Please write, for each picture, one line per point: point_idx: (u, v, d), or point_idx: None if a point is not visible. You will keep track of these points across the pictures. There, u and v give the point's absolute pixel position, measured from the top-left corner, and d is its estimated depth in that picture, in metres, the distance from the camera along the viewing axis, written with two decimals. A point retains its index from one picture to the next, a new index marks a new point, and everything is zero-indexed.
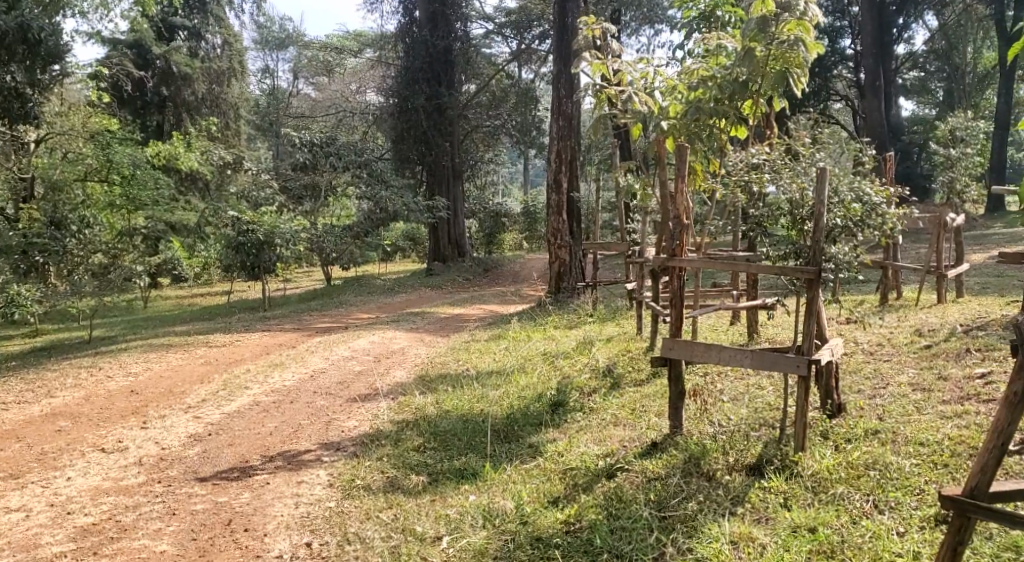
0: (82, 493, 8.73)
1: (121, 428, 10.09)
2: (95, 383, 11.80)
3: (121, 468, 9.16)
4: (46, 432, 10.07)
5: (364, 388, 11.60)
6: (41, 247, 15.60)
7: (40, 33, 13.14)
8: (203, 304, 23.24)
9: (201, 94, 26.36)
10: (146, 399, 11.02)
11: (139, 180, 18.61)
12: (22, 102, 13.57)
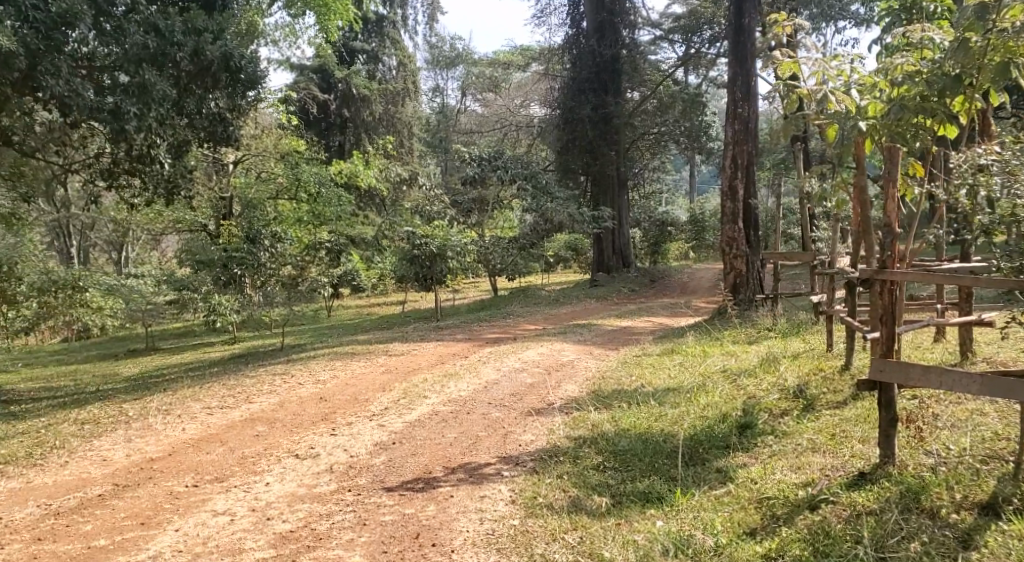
0: (279, 499, 9.19)
1: (313, 433, 10.71)
2: (288, 390, 12.58)
3: (314, 474, 9.62)
4: (246, 436, 10.77)
5: (536, 401, 11.55)
6: (239, 261, 16.51)
7: (241, 61, 13.51)
8: (380, 313, 23.79)
9: (378, 114, 27.94)
10: (334, 406, 11.70)
11: (324, 199, 21.03)
12: (225, 126, 13.89)
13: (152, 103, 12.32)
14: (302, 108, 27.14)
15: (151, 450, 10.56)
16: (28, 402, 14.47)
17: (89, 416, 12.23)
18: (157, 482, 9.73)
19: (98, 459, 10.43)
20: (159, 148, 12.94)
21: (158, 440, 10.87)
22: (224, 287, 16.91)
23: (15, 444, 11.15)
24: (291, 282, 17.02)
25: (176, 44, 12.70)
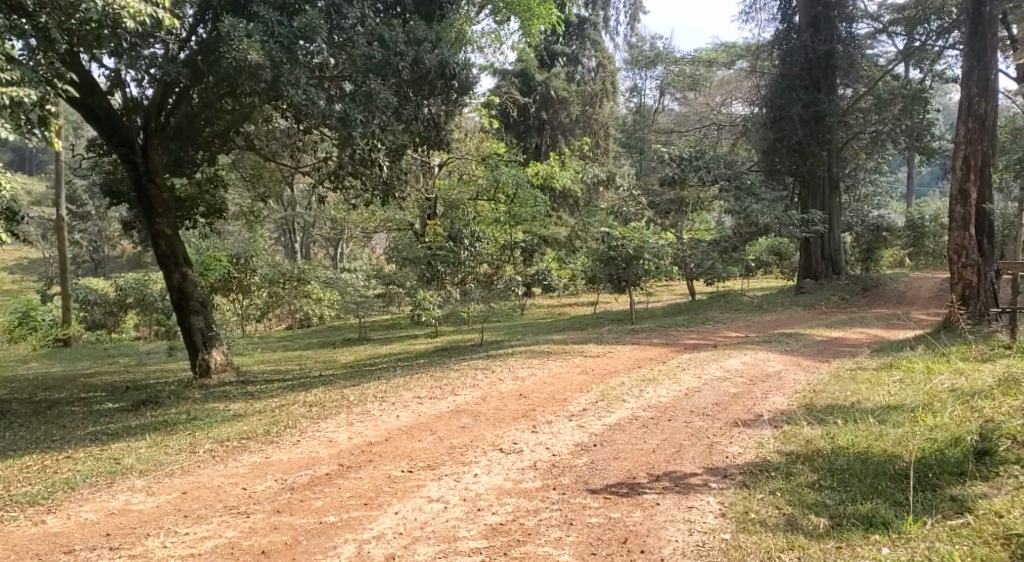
0: (488, 490, 10.55)
1: (516, 430, 12.20)
2: (491, 386, 14.58)
3: (519, 468, 11.02)
4: (454, 427, 12.44)
5: (742, 411, 12.14)
6: (441, 258, 18.25)
7: (456, 68, 15.37)
8: (572, 313, 23.97)
9: (576, 115, 28.01)
10: (537, 405, 13.28)
11: (520, 199, 23.22)
12: (437, 130, 15.70)
13: (377, 111, 14.36)
14: (502, 112, 27.70)
15: (369, 434, 12.29)
16: (261, 381, 16.02)
17: (316, 401, 14.20)
18: (377, 465, 11.32)
19: (325, 440, 12.16)
20: (378, 151, 15.03)
21: (376, 425, 12.68)
22: (426, 284, 18.48)
23: (255, 422, 13.03)
24: (487, 280, 18.44)
25: (399, 54, 14.62)
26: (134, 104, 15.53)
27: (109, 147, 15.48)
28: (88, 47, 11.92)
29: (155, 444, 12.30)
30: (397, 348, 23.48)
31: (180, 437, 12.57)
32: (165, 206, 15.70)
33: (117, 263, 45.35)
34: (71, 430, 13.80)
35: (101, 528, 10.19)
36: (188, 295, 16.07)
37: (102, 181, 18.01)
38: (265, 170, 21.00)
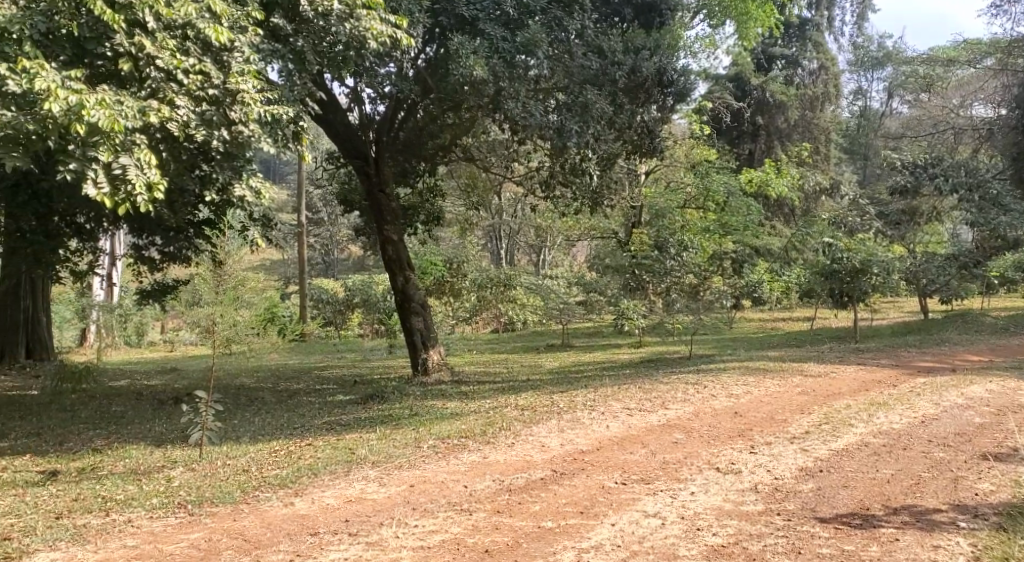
0: (707, 510, 9.98)
1: (732, 449, 11.65)
2: (702, 401, 14.07)
3: (738, 491, 10.39)
4: (667, 441, 12.02)
5: (989, 443, 11.31)
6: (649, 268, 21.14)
7: (673, 75, 15.82)
8: (787, 328, 22.98)
9: (794, 120, 27.00)
10: (752, 424, 12.65)
11: (732, 207, 23.56)
12: (652, 138, 16.16)
13: (592, 122, 14.66)
14: (715, 117, 27.06)
15: (581, 443, 12.04)
16: (474, 383, 16.81)
17: (528, 404, 14.50)
18: (590, 474, 10.97)
19: (538, 445, 12.03)
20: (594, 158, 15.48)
21: (587, 434, 12.45)
22: (631, 292, 22.48)
23: (472, 422, 13.31)
24: (692, 290, 20.87)
25: (617, 63, 15.29)
26: (368, 120, 16.92)
27: (346, 161, 16.88)
28: (335, 67, 12.37)
29: (383, 437, 12.68)
30: (599, 357, 23.02)
31: (406, 431, 12.93)
32: (394, 213, 17.01)
33: (344, 266, 47.02)
34: (309, 419, 14.50)
35: (341, 513, 10.09)
36: (411, 297, 17.19)
37: (338, 192, 19.80)
38: (480, 181, 22.21)
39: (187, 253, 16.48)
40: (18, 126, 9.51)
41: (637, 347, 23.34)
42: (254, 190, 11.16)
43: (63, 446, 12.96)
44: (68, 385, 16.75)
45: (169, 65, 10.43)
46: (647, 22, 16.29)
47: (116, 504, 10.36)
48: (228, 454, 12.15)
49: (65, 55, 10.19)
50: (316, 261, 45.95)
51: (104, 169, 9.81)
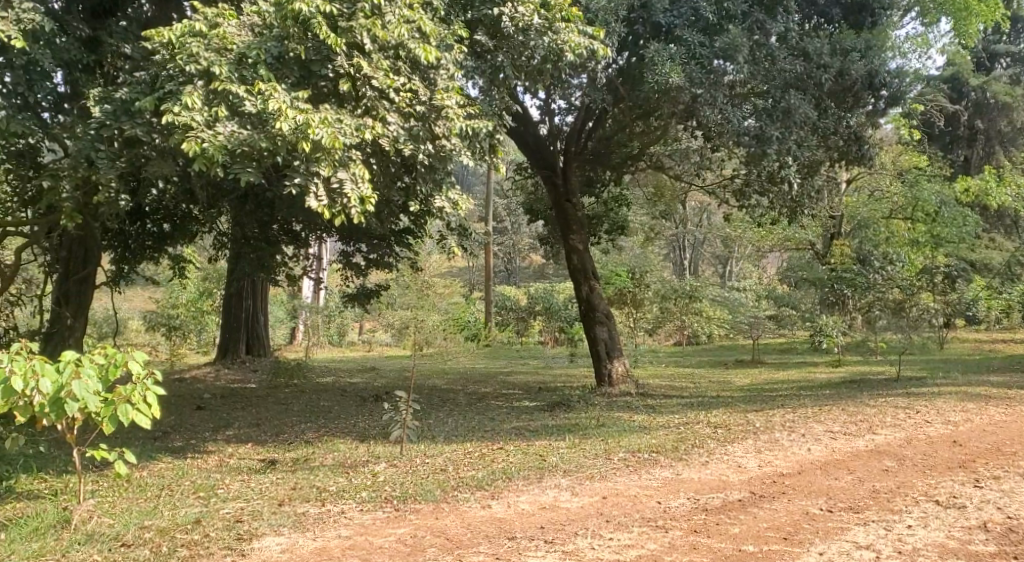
0: (928, 547, 8.85)
1: (952, 480, 10.41)
2: (915, 427, 12.75)
3: (965, 528, 9.19)
4: (875, 469, 10.86)
5: None
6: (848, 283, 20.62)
7: (886, 78, 14.19)
8: (1004, 351, 21.13)
9: (1018, 124, 25.10)
10: (976, 455, 11.32)
11: (945, 219, 21.52)
12: (859, 145, 14.80)
13: (794, 127, 13.57)
14: (930, 121, 25.49)
15: (781, 465, 11.01)
16: (662, 397, 15.91)
17: (721, 422, 13.52)
18: (791, 499, 9.95)
19: (734, 465, 11.05)
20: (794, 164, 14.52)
21: (786, 456, 11.42)
22: (829, 307, 21.84)
23: (662, 438, 12.41)
24: (898, 306, 19.26)
25: (824, 66, 13.91)
26: (557, 131, 16.51)
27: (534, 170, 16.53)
28: (534, 78, 11.99)
29: (574, 446, 11.98)
30: (795, 375, 21.68)
31: (595, 442, 12.21)
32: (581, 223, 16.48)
33: (524, 274, 46.80)
34: (500, 422, 14.01)
35: (536, 520, 9.45)
36: (595, 307, 16.52)
37: (526, 201, 19.33)
38: (669, 190, 21.19)
39: (390, 260, 16.22)
40: (253, 143, 9.44)
41: (836, 367, 21.90)
42: (452, 202, 10.70)
43: (280, 436, 12.76)
44: (282, 379, 17.04)
45: (383, 85, 10.09)
46: (858, 22, 14.82)
47: (330, 496, 9.95)
48: (425, 453, 11.77)
49: (294, 77, 10.03)
50: (500, 269, 46.05)
51: (323, 183, 9.63)
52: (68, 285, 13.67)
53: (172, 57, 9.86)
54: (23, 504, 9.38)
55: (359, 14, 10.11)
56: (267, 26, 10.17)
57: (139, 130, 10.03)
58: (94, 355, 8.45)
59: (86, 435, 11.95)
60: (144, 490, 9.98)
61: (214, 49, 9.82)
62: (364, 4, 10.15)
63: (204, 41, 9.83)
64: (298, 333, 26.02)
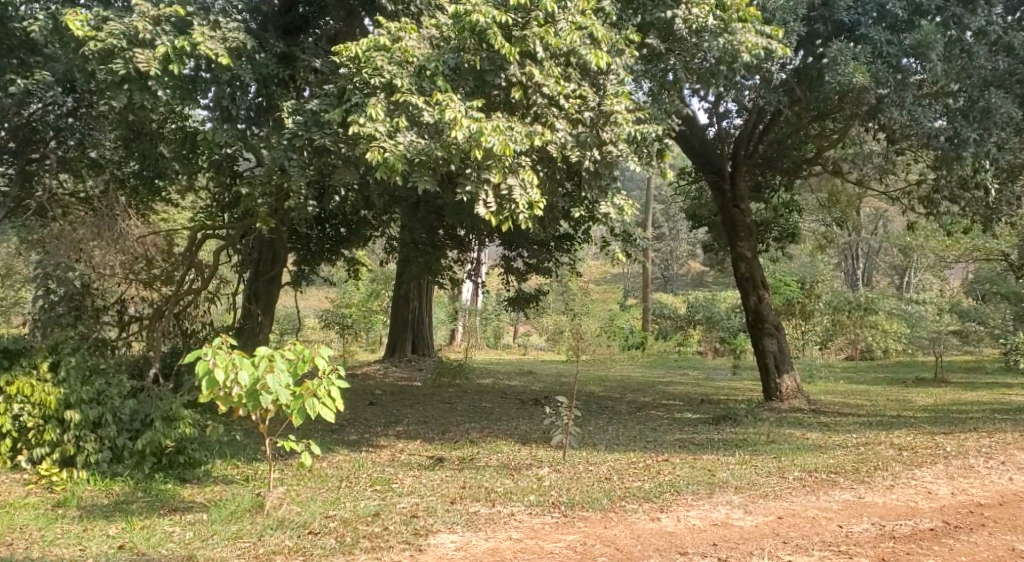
0: None
1: None
2: None
3: None
4: None
5: None
6: None
7: None
8: None
9: None
10: None
11: None
12: None
13: (994, 128, 11.82)
14: None
15: (978, 495, 9.55)
16: (837, 415, 14.44)
17: (905, 444, 12.20)
18: (991, 532, 8.55)
19: (924, 491, 9.63)
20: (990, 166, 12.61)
21: (982, 484, 9.94)
22: None
23: (841, 457, 11.09)
24: None
25: None
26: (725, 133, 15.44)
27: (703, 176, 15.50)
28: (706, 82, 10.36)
29: (743, 462, 10.74)
30: (982, 397, 20.07)
31: (766, 459, 10.93)
32: (749, 231, 15.28)
33: (683, 282, 45.61)
34: (662, 432, 12.96)
35: (707, 537, 8.27)
36: (764, 318, 15.25)
37: (689, 207, 18.16)
38: (843, 196, 19.32)
39: (549, 267, 14.96)
40: (431, 152, 8.90)
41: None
42: (618, 207, 9.60)
43: (445, 434, 12.24)
44: (445, 378, 16.73)
45: (553, 92, 9.15)
46: None
47: (499, 496, 9.01)
48: (588, 459, 10.67)
49: (469, 87, 9.32)
50: (657, 275, 45.02)
51: (493, 190, 9.00)
52: (258, 283, 13.86)
53: (356, 70, 9.41)
54: (222, 486, 9.15)
55: (533, 22, 9.18)
56: (445, 39, 9.44)
57: (327, 139, 10.11)
58: (284, 350, 8.66)
59: (279, 424, 11.69)
60: (324, 480, 9.54)
61: (397, 62, 9.23)
62: (539, 12, 9.22)
63: (387, 55, 9.25)
64: (458, 336, 25.37)
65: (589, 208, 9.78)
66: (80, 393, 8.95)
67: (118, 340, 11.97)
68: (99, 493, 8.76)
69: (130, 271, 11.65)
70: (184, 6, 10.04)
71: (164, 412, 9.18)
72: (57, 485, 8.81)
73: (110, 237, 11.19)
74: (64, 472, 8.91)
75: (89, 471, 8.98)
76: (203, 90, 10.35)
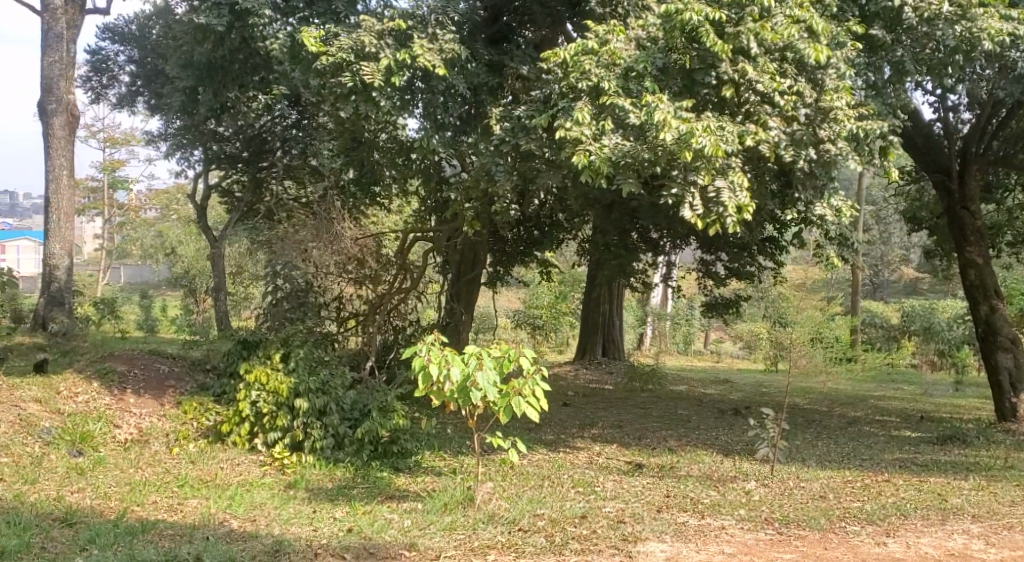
0: None
1: None
2: None
3: None
4: None
5: None
6: None
7: None
8: None
9: None
10: None
11: None
12: None
13: None
14: None
15: None
16: None
17: None
18: None
19: None
20: None
21: None
22: None
23: None
24: None
25: None
26: (954, 131, 14.54)
27: (927, 176, 14.66)
28: (940, 74, 10.00)
29: (979, 488, 10.19)
30: None
31: (1006, 486, 10.33)
32: (979, 234, 14.28)
33: (894, 289, 43.55)
34: (880, 451, 12.40)
35: None
36: (997, 329, 14.25)
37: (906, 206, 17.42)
38: None
39: (750, 270, 14.25)
40: (636, 155, 8.89)
41: None
42: (834, 209, 9.36)
43: (642, 441, 11.89)
44: (637, 383, 16.57)
45: (768, 89, 8.84)
46: None
47: (708, 508, 8.91)
48: (799, 476, 10.31)
49: (677, 88, 9.24)
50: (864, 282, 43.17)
51: (700, 192, 8.78)
52: (460, 284, 14.12)
53: (564, 75, 9.65)
54: (432, 478, 9.47)
55: (748, 18, 9.00)
56: (651, 39, 9.53)
57: (533, 144, 10.35)
58: (491, 349, 8.97)
59: (486, 421, 11.96)
60: (526, 479, 9.69)
61: (603, 65, 9.45)
62: (753, 7, 9.03)
63: (594, 58, 9.50)
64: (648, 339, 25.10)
65: (802, 210, 9.45)
66: (308, 383, 9.72)
67: (338, 334, 12.55)
68: (324, 477, 9.26)
69: (344, 270, 12.33)
70: (404, 21, 10.62)
71: (379, 404, 9.84)
72: (288, 467, 9.38)
73: (327, 238, 11.98)
74: (294, 456, 9.51)
75: (315, 455, 9.51)
76: (418, 100, 10.86)
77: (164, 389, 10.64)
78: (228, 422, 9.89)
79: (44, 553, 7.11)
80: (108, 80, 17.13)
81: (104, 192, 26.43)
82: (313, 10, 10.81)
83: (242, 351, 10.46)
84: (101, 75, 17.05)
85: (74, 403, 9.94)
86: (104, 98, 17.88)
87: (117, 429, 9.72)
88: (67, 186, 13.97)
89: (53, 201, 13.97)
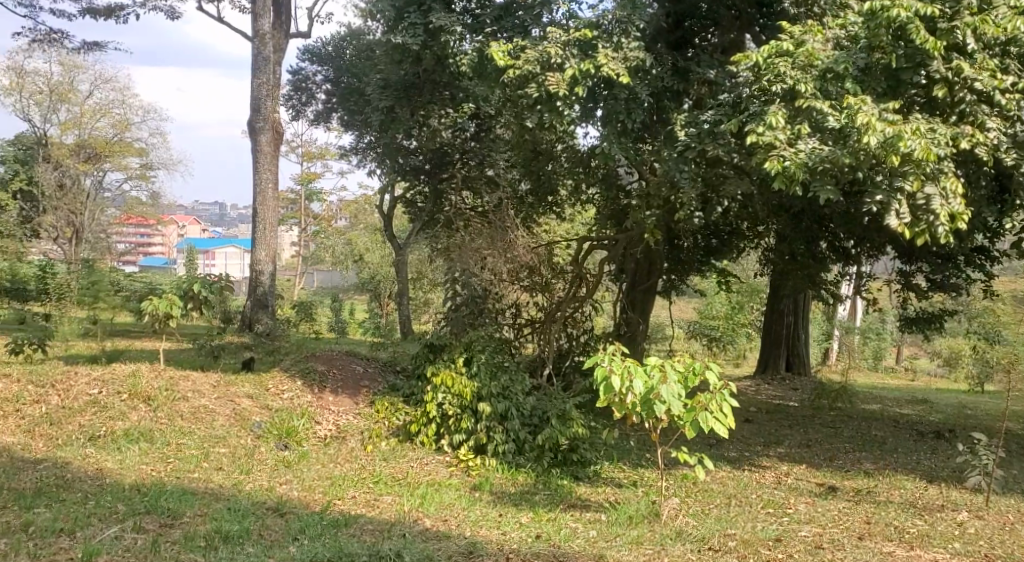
0: None
1: None
2: None
3: None
4: None
5: None
6: None
7: None
8: None
9: None
10: None
11: None
12: None
13: None
14: None
15: None
16: None
17: None
18: None
19: None
20: None
21: None
22: None
23: None
24: None
25: None
26: None
27: None
28: None
29: None
30: None
31: None
32: None
33: None
34: None
35: None
36: None
37: None
38: None
39: (958, 283, 13.41)
40: (835, 159, 8.49)
41: None
42: None
43: (834, 462, 11.39)
44: (825, 400, 15.76)
45: (987, 87, 8.42)
46: None
47: (918, 539, 8.42)
48: (1019, 509, 9.60)
49: (881, 89, 8.84)
50: None
51: (907, 200, 8.31)
52: (635, 293, 14.00)
53: (756, 78, 9.35)
54: (612, 489, 9.31)
55: (965, 11, 8.54)
56: (850, 38, 9.28)
57: (720, 150, 10.02)
58: (676, 362, 8.72)
59: (671, 435, 11.71)
60: (711, 496, 9.42)
61: (799, 66, 9.04)
62: (971, 1, 8.59)
63: (790, 59, 9.11)
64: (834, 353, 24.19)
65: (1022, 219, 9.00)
66: (490, 387, 9.82)
67: (515, 341, 12.47)
68: (506, 482, 9.27)
69: (518, 278, 12.27)
70: (590, 30, 10.53)
71: (558, 412, 9.70)
72: (472, 469, 9.41)
73: (502, 246, 12.04)
74: (477, 459, 9.53)
75: (498, 460, 9.54)
76: (597, 105, 10.66)
77: (358, 388, 10.89)
78: (416, 422, 10.02)
79: (263, 540, 7.37)
80: (308, 98, 18.12)
81: (301, 202, 29.98)
82: (501, 25, 10.94)
83: (429, 354, 10.62)
84: (301, 93, 18.09)
85: (281, 400, 10.39)
86: (304, 115, 18.90)
87: (318, 426, 10.04)
88: (273, 199, 14.51)
89: (261, 213, 14.55)
